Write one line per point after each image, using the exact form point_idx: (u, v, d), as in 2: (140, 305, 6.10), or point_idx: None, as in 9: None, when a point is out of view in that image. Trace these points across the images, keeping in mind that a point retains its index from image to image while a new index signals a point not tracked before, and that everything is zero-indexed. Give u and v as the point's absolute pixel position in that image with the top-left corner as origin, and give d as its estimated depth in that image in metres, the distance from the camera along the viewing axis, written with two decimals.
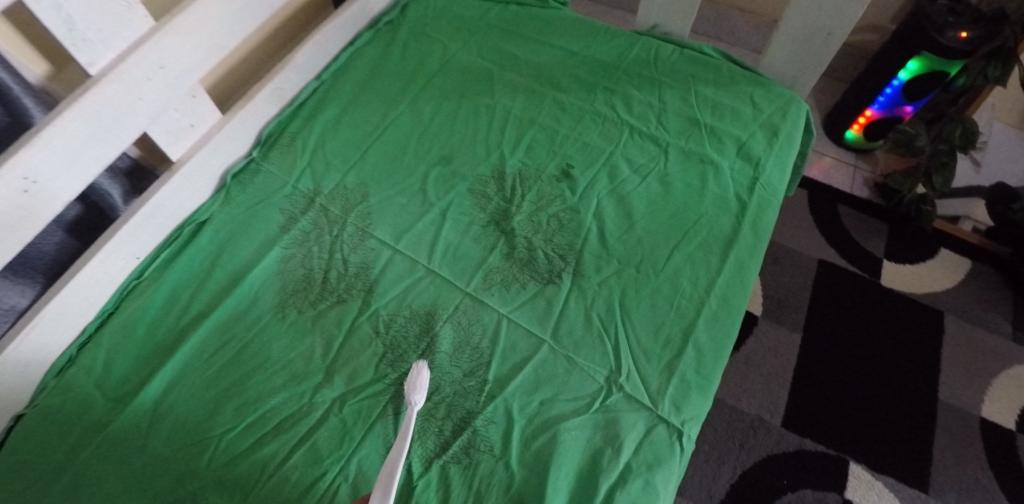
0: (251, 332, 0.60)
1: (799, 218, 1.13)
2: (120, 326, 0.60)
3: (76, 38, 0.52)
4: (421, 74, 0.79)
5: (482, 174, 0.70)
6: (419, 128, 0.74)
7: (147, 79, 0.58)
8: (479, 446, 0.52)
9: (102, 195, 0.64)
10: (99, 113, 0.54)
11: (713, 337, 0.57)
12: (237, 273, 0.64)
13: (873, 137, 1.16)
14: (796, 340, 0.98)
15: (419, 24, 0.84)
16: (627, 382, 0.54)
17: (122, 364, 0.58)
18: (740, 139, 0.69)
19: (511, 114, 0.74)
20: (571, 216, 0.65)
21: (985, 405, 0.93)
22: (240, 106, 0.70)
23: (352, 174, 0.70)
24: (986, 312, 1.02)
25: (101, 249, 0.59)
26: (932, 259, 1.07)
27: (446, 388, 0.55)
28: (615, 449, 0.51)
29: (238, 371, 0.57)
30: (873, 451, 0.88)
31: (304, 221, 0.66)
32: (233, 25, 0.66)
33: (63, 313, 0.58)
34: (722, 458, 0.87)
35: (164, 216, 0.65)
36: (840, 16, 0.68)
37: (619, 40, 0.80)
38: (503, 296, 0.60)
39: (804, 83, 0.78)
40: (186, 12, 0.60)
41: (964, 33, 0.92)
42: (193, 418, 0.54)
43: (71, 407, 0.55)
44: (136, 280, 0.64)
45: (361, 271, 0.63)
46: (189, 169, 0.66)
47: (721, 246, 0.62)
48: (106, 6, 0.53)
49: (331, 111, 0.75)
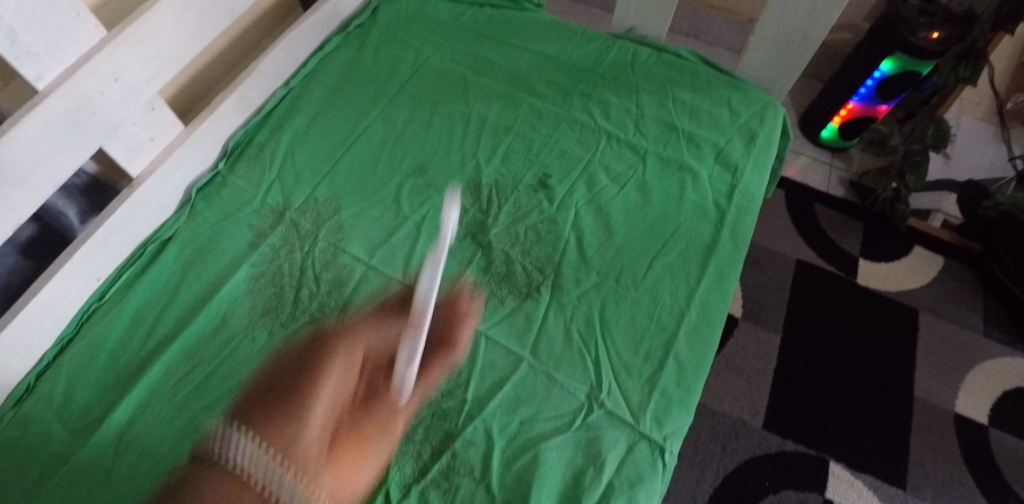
0: (220, 355, 0.57)
1: (777, 218, 1.13)
2: (80, 353, 0.57)
3: (21, 52, 0.49)
4: (393, 80, 0.77)
5: (458, 184, 0.68)
6: (392, 136, 0.72)
7: (100, 92, 0.55)
8: (459, 469, 0.50)
9: (57, 215, 0.61)
10: (48, 131, 0.51)
11: (694, 349, 0.56)
12: (203, 293, 0.61)
13: (847, 136, 1.17)
14: (775, 341, 0.99)
15: (390, 28, 0.82)
16: (608, 398, 0.53)
17: (82, 393, 0.55)
18: (718, 145, 0.69)
19: (487, 122, 0.73)
20: (549, 227, 0.64)
21: (958, 400, 0.95)
22: (203, 118, 0.67)
23: (323, 186, 0.68)
24: (958, 308, 1.04)
25: (57, 272, 0.56)
26: (906, 256, 1.09)
27: (424, 409, 0.53)
28: (597, 468, 0.50)
29: (207, 397, 0.55)
30: (852, 450, 0.89)
31: (274, 236, 0.64)
32: (193, 32, 0.63)
33: (18, 341, 0.54)
34: (705, 462, 0.88)
35: (124, 235, 0.62)
36: (815, 19, 0.68)
37: (595, 44, 0.79)
38: (481, 312, 0.58)
39: (780, 86, 0.78)
40: (141, 21, 0.56)
41: (935, 34, 0.93)
42: (160, 449, 0.52)
43: (29, 440, 0.52)
44: (96, 303, 0.60)
45: (334, 289, 0.61)
46: (150, 185, 0.63)
47: (700, 255, 0.61)
48: (51, 17, 0.50)
49: (300, 120, 0.73)
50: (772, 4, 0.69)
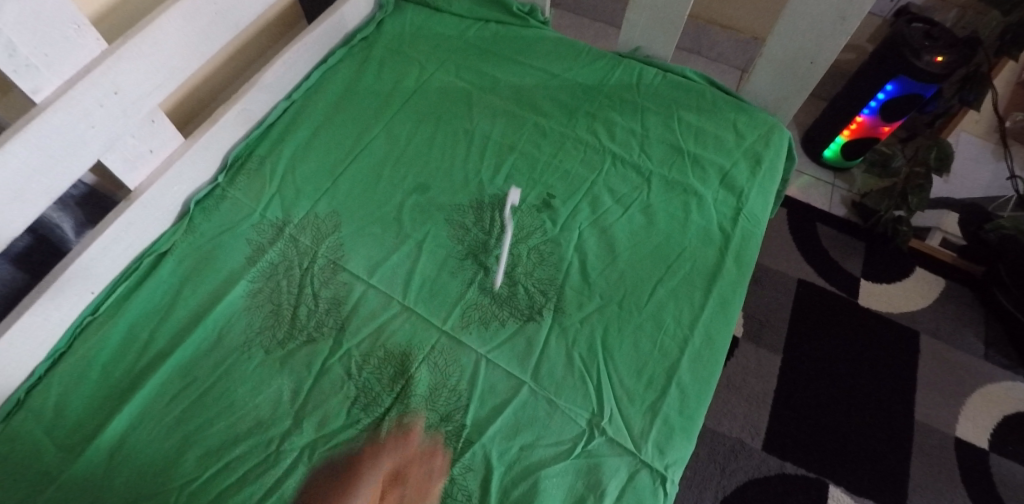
0: (215, 373, 0.56)
1: (778, 236, 1.13)
2: (71, 368, 0.56)
3: (19, 64, 0.48)
4: (397, 95, 0.76)
5: (461, 203, 0.67)
6: (395, 153, 0.72)
7: (99, 105, 0.54)
8: (457, 496, 0.50)
9: (52, 228, 0.60)
10: (44, 144, 0.50)
11: (697, 376, 0.55)
12: (200, 308, 0.60)
13: (849, 156, 1.17)
14: (776, 362, 0.98)
15: (395, 42, 0.81)
16: (610, 425, 0.52)
17: (74, 409, 0.54)
18: (723, 168, 0.68)
19: (490, 140, 0.72)
20: (552, 249, 0.63)
21: (958, 424, 0.94)
22: (204, 130, 0.67)
23: (324, 201, 0.67)
24: (959, 331, 1.03)
25: (51, 285, 0.55)
26: (908, 278, 1.09)
27: (423, 433, 0.53)
28: (597, 498, 0.49)
29: (201, 416, 0.54)
30: (853, 474, 0.89)
31: (273, 252, 0.63)
32: (196, 45, 0.62)
33: (10, 355, 0.53)
34: (704, 484, 0.87)
35: (121, 247, 0.61)
36: (822, 44, 0.68)
37: (600, 62, 0.79)
38: (481, 334, 0.58)
39: (786, 108, 0.77)
40: (143, 34, 0.55)
41: (940, 58, 0.92)
42: (152, 469, 0.51)
43: (18, 457, 0.51)
44: (90, 316, 0.59)
45: (333, 307, 0.60)
46: (148, 198, 0.62)
47: (704, 280, 0.61)
48: (51, 29, 0.49)
49: (301, 134, 0.72)
50: (779, 28, 0.69)
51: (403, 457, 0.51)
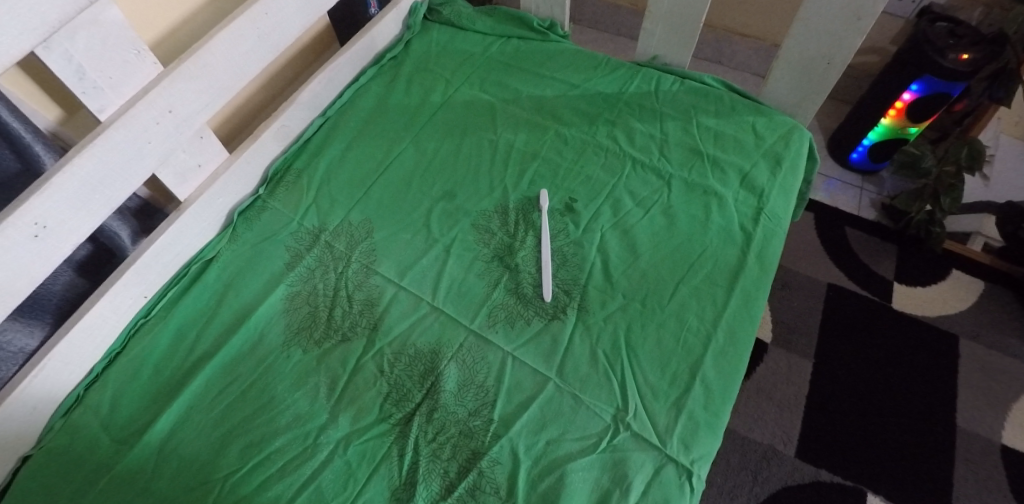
0: (257, 371, 0.59)
1: (807, 241, 1.12)
2: (126, 366, 0.60)
3: (87, 87, 0.53)
4: (424, 109, 0.80)
5: (486, 209, 0.70)
6: (423, 163, 0.75)
7: (155, 123, 0.59)
8: (485, 488, 0.51)
9: (111, 236, 0.64)
10: (108, 157, 0.55)
11: (721, 372, 0.56)
12: (243, 310, 0.64)
13: (878, 159, 1.16)
14: (807, 367, 0.97)
15: (422, 60, 0.86)
16: (635, 420, 0.53)
17: (127, 404, 0.58)
18: (743, 170, 0.69)
19: (514, 149, 0.75)
20: (575, 250, 0.65)
21: (1006, 432, 0.90)
22: (247, 145, 0.71)
23: (357, 209, 0.71)
24: (1003, 336, 1.00)
25: (109, 290, 0.60)
26: (944, 281, 1.06)
27: (452, 428, 0.54)
28: (623, 491, 0.50)
29: (243, 411, 0.57)
30: (891, 480, 0.86)
31: (310, 258, 0.67)
32: (241, 67, 0.67)
33: (71, 354, 0.58)
34: (735, 491, 0.86)
35: (171, 255, 0.66)
36: (838, 44, 0.69)
37: (619, 72, 0.81)
38: (508, 333, 0.60)
39: (806, 110, 0.78)
40: (195, 58, 0.60)
41: (965, 56, 0.91)
42: (199, 458, 0.54)
43: (80, 448, 0.55)
44: (143, 319, 0.64)
45: (366, 308, 0.63)
46: (197, 208, 0.67)
47: (726, 278, 0.61)
48: (118, 54, 0.55)
49: (335, 147, 0.77)
50: (794, 31, 0.70)
51: (433, 450, 0.53)
